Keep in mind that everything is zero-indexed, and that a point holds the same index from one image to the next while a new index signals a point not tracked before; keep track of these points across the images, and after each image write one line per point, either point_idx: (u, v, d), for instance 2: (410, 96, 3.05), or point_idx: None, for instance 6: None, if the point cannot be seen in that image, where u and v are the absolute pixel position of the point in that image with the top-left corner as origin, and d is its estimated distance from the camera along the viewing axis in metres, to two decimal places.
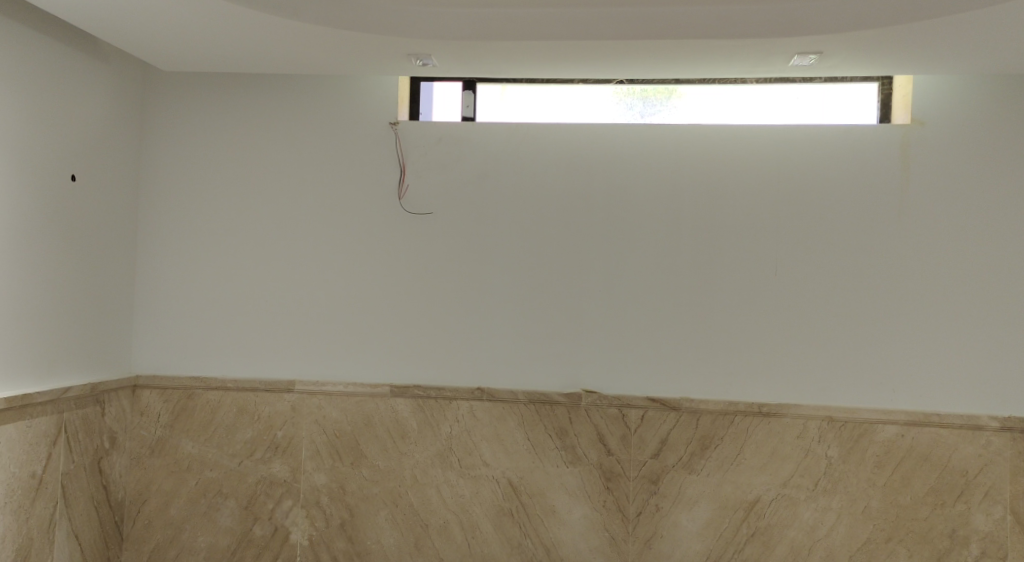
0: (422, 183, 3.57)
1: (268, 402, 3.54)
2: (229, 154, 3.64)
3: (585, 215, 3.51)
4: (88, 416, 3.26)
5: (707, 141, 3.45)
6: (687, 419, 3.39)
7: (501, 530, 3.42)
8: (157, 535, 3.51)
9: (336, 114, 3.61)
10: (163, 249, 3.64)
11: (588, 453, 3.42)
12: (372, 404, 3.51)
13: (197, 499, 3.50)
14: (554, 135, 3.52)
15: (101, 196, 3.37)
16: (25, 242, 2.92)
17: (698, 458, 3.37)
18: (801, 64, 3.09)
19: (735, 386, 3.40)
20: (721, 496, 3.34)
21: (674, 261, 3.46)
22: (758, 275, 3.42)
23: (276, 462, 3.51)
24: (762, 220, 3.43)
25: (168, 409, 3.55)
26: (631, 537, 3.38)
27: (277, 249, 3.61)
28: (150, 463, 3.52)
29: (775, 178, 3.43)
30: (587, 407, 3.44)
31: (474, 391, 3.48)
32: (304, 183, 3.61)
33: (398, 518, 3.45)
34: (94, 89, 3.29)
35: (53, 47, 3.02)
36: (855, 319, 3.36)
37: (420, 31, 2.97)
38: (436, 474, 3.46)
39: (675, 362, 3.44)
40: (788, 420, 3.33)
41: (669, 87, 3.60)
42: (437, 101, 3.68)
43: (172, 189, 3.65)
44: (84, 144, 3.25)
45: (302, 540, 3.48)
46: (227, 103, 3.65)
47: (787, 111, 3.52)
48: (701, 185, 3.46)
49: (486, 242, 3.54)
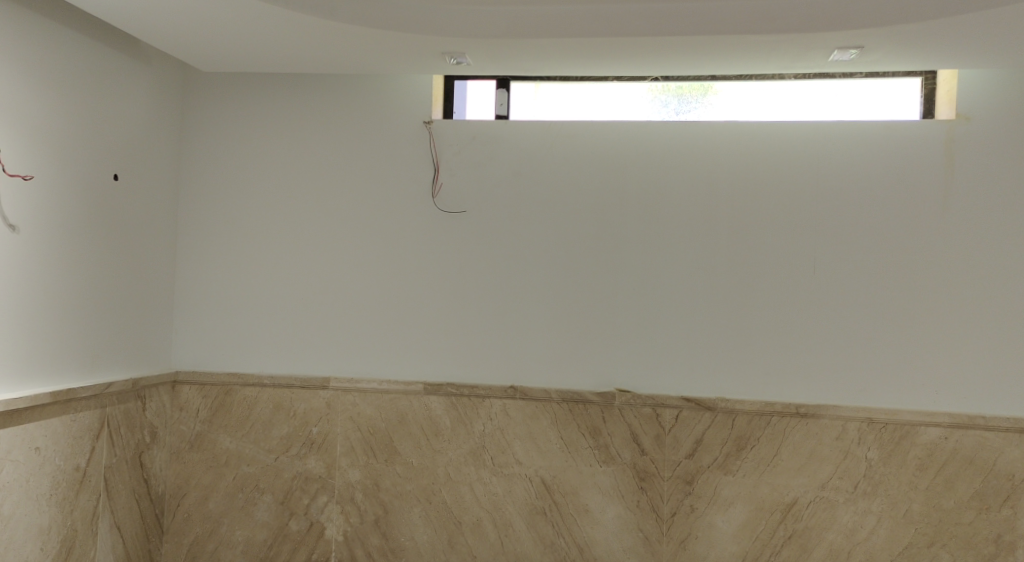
0: (456, 181, 3.58)
1: (304, 398, 3.57)
2: (265, 154, 3.69)
3: (619, 213, 3.49)
4: (129, 410, 3.32)
5: (743, 138, 3.41)
6: (723, 419, 3.35)
7: (534, 529, 3.42)
8: (195, 528, 3.56)
9: (371, 113, 3.64)
10: (202, 247, 3.70)
11: (621, 453, 3.39)
12: (406, 402, 3.53)
13: (234, 493, 3.55)
14: (588, 132, 3.51)
15: (142, 194, 3.43)
16: (69, 240, 2.98)
17: (733, 459, 3.33)
18: (842, 59, 3.03)
19: (772, 387, 3.36)
20: (757, 497, 3.30)
21: (710, 260, 3.43)
22: (796, 275, 3.37)
23: (312, 458, 3.54)
24: (801, 218, 3.37)
25: (207, 404, 3.60)
26: (665, 538, 3.35)
27: (313, 248, 3.64)
28: (189, 458, 3.58)
29: (813, 176, 3.37)
30: (621, 406, 3.41)
31: (508, 389, 3.47)
32: (339, 182, 3.64)
33: (432, 514, 3.47)
34: (136, 90, 3.35)
35: (96, 49, 3.09)
36: (896, 319, 3.29)
37: (454, 29, 2.98)
38: (469, 472, 3.46)
39: (711, 361, 3.41)
40: (827, 421, 3.28)
41: (705, 84, 3.56)
42: (470, 99, 3.69)
43: (211, 188, 3.71)
44: (125, 143, 3.31)
45: (337, 535, 3.51)
46: (264, 102, 3.69)
47: (826, 108, 3.47)
48: (737, 183, 3.42)
49: (519, 241, 3.54)
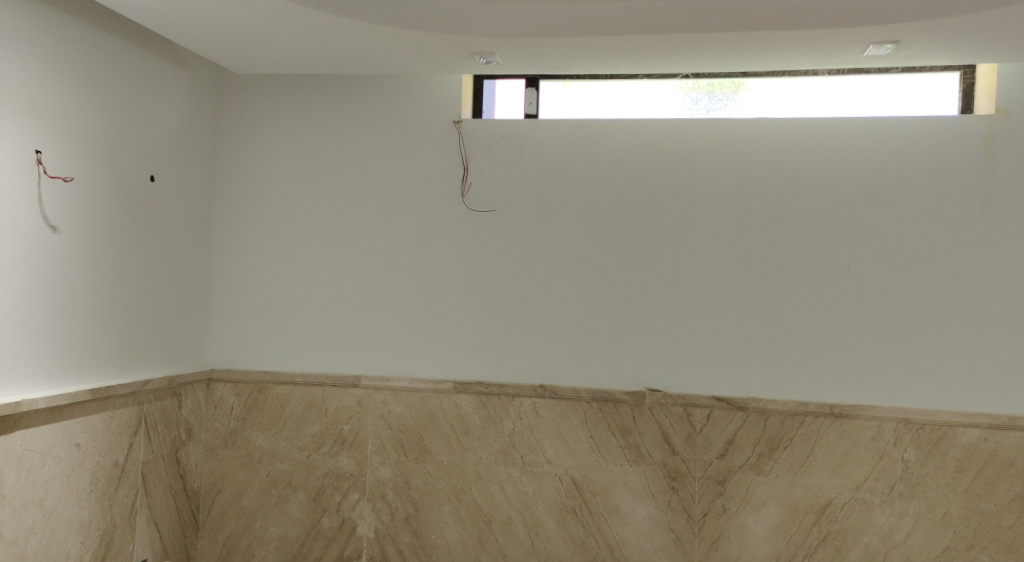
0: (486, 180, 3.59)
1: (335, 396, 3.61)
2: (296, 154, 3.73)
3: (650, 211, 3.47)
4: (166, 407, 3.37)
5: (775, 135, 3.38)
6: (755, 419, 3.32)
7: (565, 528, 3.41)
8: (230, 524, 3.61)
9: (401, 113, 3.66)
10: (235, 246, 3.75)
11: (652, 453, 3.38)
12: (436, 400, 3.54)
13: (268, 490, 3.60)
14: (618, 130, 3.50)
15: (177, 195, 3.49)
16: (107, 240, 3.04)
17: (766, 459, 3.29)
18: (877, 54, 2.99)
19: (805, 386, 3.32)
20: (791, 498, 3.26)
21: (742, 258, 3.40)
22: (830, 273, 3.32)
23: (343, 455, 3.58)
24: (834, 216, 3.33)
25: (241, 402, 3.65)
26: (697, 538, 3.33)
27: (344, 247, 3.68)
28: (224, 455, 3.63)
29: (848, 172, 3.33)
30: (651, 405, 3.40)
31: (537, 388, 3.47)
32: (370, 182, 3.67)
33: (462, 512, 3.48)
34: (171, 92, 3.41)
35: (132, 52, 3.14)
36: (933, 318, 3.23)
37: (484, 29, 2.98)
38: (499, 470, 3.47)
39: (742, 361, 3.38)
40: (862, 422, 3.23)
41: (736, 80, 3.53)
42: (500, 98, 3.70)
43: (244, 188, 3.75)
44: (162, 145, 3.37)
45: (369, 532, 3.54)
46: (295, 103, 3.73)
47: (860, 104, 3.43)
48: (770, 180, 3.39)
49: (548, 239, 3.54)
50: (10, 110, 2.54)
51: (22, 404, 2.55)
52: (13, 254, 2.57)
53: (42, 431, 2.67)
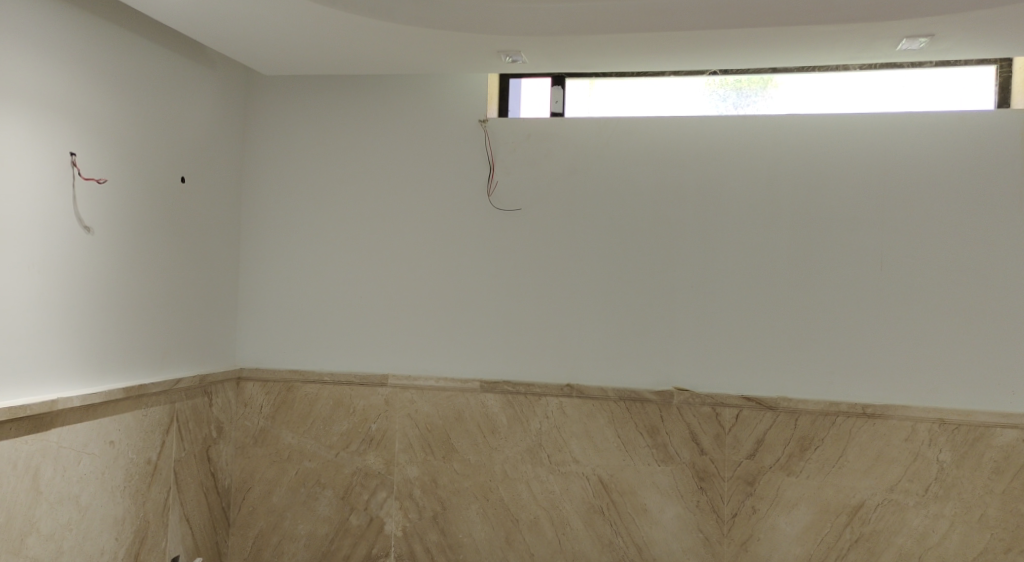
0: (512, 179, 3.59)
1: (363, 395, 3.63)
2: (323, 155, 3.76)
3: (677, 209, 3.45)
4: (197, 406, 3.41)
5: (805, 131, 3.34)
6: (785, 418, 3.28)
7: (592, 528, 3.40)
8: (260, 522, 3.65)
9: (427, 113, 3.67)
10: (264, 246, 3.79)
11: (680, 452, 3.35)
12: (463, 399, 3.55)
13: (297, 488, 3.63)
14: (645, 128, 3.48)
15: (207, 196, 3.53)
16: (140, 241, 3.09)
17: (797, 460, 3.25)
18: (910, 48, 2.94)
19: (836, 386, 3.27)
20: (823, 499, 3.22)
21: (771, 256, 3.36)
22: (861, 271, 3.28)
23: (371, 454, 3.59)
24: (866, 213, 3.28)
25: (270, 400, 3.69)
26: (726, 539, 3.30)
27: (370, 247, 3.69)
28: (253, 453, 3.67)
29: (879, 168, 3.28)
30: (679, 404, 3.37)
31: (564, 387, 3.46)
32: (396, 181, 3.69)
33: (489, 511, 3.48)
34: (201, 95, 3.45)
35: (163, 55, 3.18)
36: (969, 317, 3.17)
37: (510, 28, 2.98)
38: (526, 470, 3.46)
39: (772, 360, 3.34)
40: (895, 422, 3.18)
41: (765, 77, 3.50)
42: (525, 97, 3.70)
43: (272, 188, 3.79)
44: (192, 146, 3.41)
45: (396, 531, 3.55)
46: (322, 104, 3.76)
47: (892, 99, 3.38)
48: (800, 177, 3.35)
49: (574, 238, 3.53)
50: (46, 113, 2.58)
51: (58, 402, 2.59)
52: (49, 254, 2.62)
53: (77, 428, 2.71)
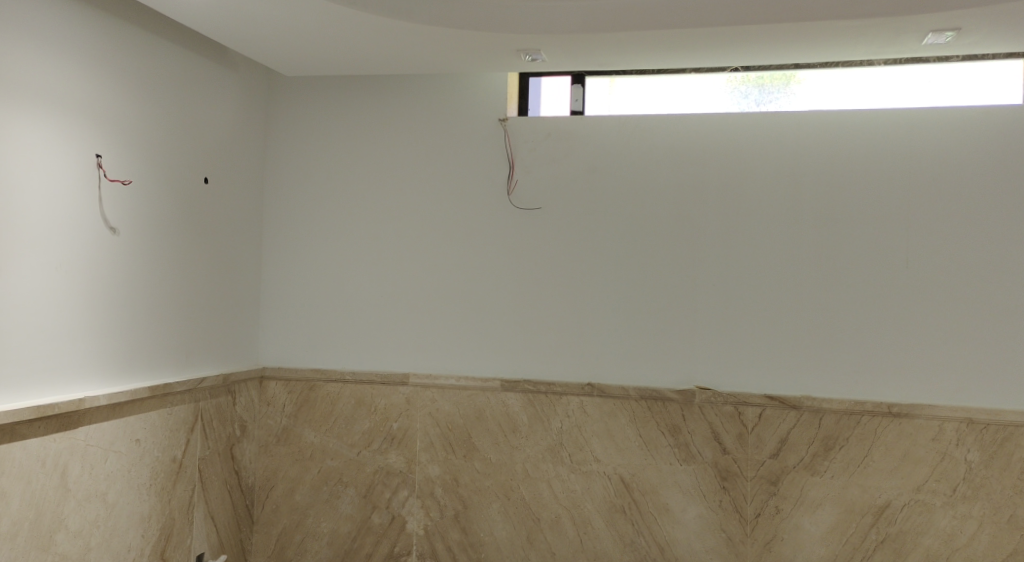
0: (532, 178, 3.59)
1: (384, 394, 3.64)
2: (344, 155, 3.78)
3: (698, 207, 3.43)
4: (221, 404, 3.45)
5: (829, 128, 3.31)
6: (809, 418, 3.25)
7: (614, 527, 3.39)
8: (283, 520, 3.68)
9: (447, 113, 3.68)
10: (286, 246, 3.81)
11: (702, 452, 3.34)
12: (484, 398, 3.55)
13: (319, 486, 3.65)
14: (666, 126, 3.47)
15: (229, 197, 3.56)
16: (164, 241, 3.12)
17: (821, 459, 3.22)
18: (936, 43, 2.90)
19: (861, 385, 3.24)
20: (847, 499, 3.19)
21: (795, 254, 3.33)
22: (887, 268, 3.24)
23: (392, 453, 3.61)
24: (891, 210, 3.24)
25: (293, 400, 3.72)
26: (750, 539, 3.28)
27: (391, 247, 3.71)
28: (277, 451, 3.70)
29: (904, 165, 3.24)
30: (701, 404, 3.36)
31: (585, 386, 3.45)
32: (416, 181, 3.70)
33: (511, 510, 3.48)
34: (223, 96, 3.48)
35: (186, 58, 3.21)
36: (997, 315, 3.13)
37: (530, 26, 2.97)
38: (547, 468, 3.46)
39: (796, 359, 3.31)
40: (921, 421, 3.14)
41: (788, 73, 3.46)
42: (545, 95, 3.70)
43: (294, 189, 3.82)
44: (215, 148, 3.44)
45: (418, 529, 3.57)
46: (343, 104, 3.78)
47: (917, 94, 3.33)
48: (823, 174, 3.32)
49: (595, 236, 3.52)
50: (72, 116, 2.62)
51: (85, 401, 2.63)
52: (76, 255, 2.66)
53: (104, 427, 2.74)
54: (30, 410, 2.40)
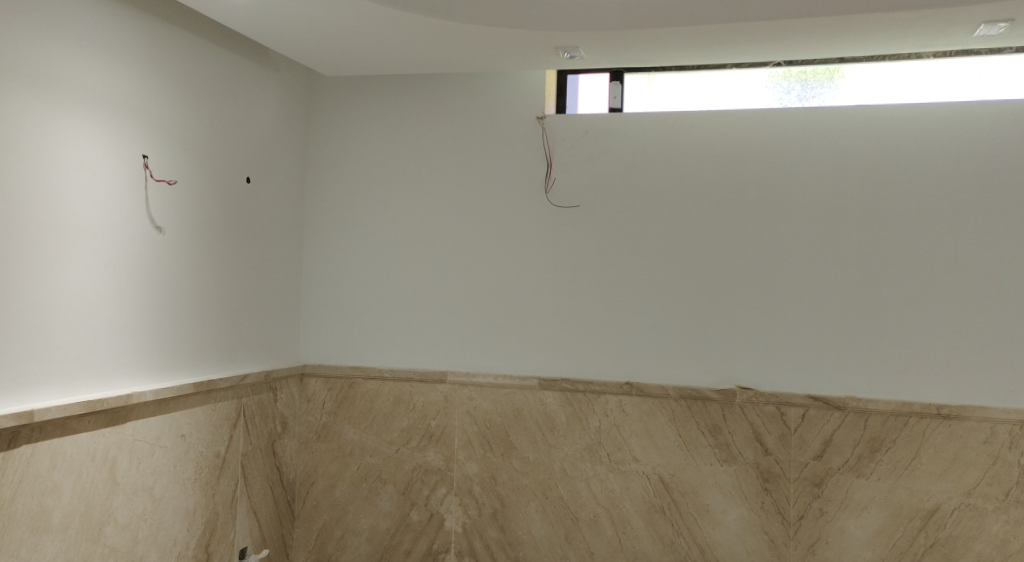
0: (569, 176, 3.57)
1: (422, 392, 3.66)
2: (382, 154, 3.80)
3: (738, 204, 3.39)
4: (263, 401, 3.49)
5: (873, 123, 3.25)
6: (854, 419, 3.19)
7: (653, 528, 3.36)
8: (323, 516, 3.72)
9: (484, 111, 3.68)
10: (326, 245, 3.86)
11: (743, 452, 3.29)
12: (521, 397, 3.55)
13: (359, 483, 3.68)
14: (706, 122, 3.43)
15: (270, 196, 3.61)
16: (207, 240, 3.17)
17: (866, 462, 3.16)
18: (988, 34, 2.82)
19: (909, 385, 3.16)
20: (895, 503, 3.12)
21: (839, 252, 3.27)
22: (935, 266, 3.16)
23: (431, 450, 3.63)
24: (940, 207, 3.16)
25: (332, 397, 3.76)
26: (793, 541, 3.22)
27: (429, 245, 3.73)
28: (317, 448, 3.74)
29: (953, 160, 3.16)
30: (742, 404, 3.31)
31: (624, 386, 3.43)
32: (453, 179, 3.71)
33: (549, 510, 3.47)
34: (264, 97, 3.53)
35: (229, 59, 3.26)
36: None
37: (568, 23, 2.95)
38: (586, 467, 3.44)
39: (840, 359, 3.25)
40: (972, 423, 3.06)
41: (831, 68, 3.40)
42: (583, 93, 3.68)
43: (332, 188, 3.86)
44: (256, 148, 3.49)
45: (456, 527, 3.58)
46: (381, 104, 3.81)
47: (969, 87, 3.23)
48: (868, 170, 3.25)
49: (633, 234, 3.49)
50: (120, 117, 2.67)
51: (132, 397, 2.67)
52: (123, 254, 2.71)
53: (150, 422, 2.79)
54: (80, 405, 2.45)
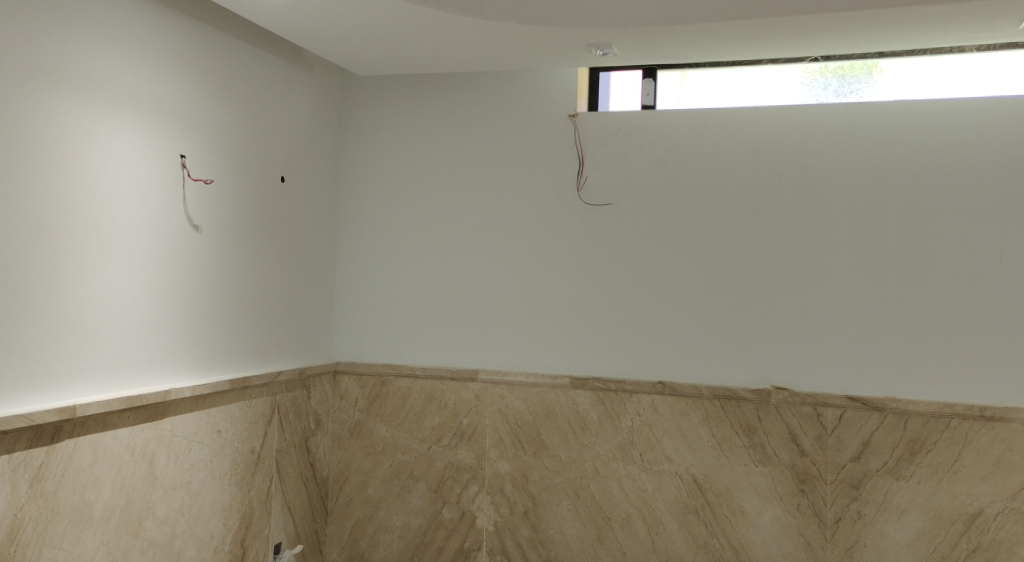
0: (601, 174, 3.56)
1: (453, 390, 3.67)
2: (414, 152, 3.82)
3: (774, 201, 3.34)
4: (297, 398, 3.52)
5: (914, 119, 3.18)
6: (893, 420, 3.13)
7: (687, 528, 3.33)
8: (356, 512, 3.74)
9: (516, 109, 3.68)
10: (358, 243, 3.88)
11: (779, 453, 3.25)
12: (553, 396, 3.54)
13: (391, 480, 3.70)
14: (740, 118, 3.39)
15: (304, 195, 3.64)
16: (243, 238, 3.21)
17: (906, 464, 3.10)
18: None
19: (951, 386, 3.09)
20: (935, 506, 3.05)
21: (878, 250, 3.21)
22: (978, 265, 3.08)
23: (462, 448, 3.63)
24: (984, 203, 3.09)
25: (365, 394, 3.78)
26: (830, 544, 3.17)
27: (460, 243, 3.73)
28: (350, 444, 3.77)
29: (997, 156, 3.08)
30: (777, 404, 3.26)
31: (656, 385, 3.41)
32: (485, 176, 3.71)
33: (581, 509, 3.46)
34: (299, 97, 3.57)
35: (264, 59, 3.30)
36: None
37: (600, 19, 2.93)
38: (618, 467, 3.43)
39: (879, 359, 3.19)
40: (1017, 427, 2.97)
41: (870, 62, 3.34)
42: (615, 90, 3.66)
43: (365, 187, 3.88)
44: (291, 147, 3.53)
45: (488, 525, 3.58)
46: (412, 102, 3.82)
47: (1014, 81, 3.16)
48: (908, 166, 3.18)
49: (666, 232, 3.46)
50: (158, 117, 2.71)
51: (170, 393, 2.70)
52: (161, 252, 2.75)
53: (188, 418, 2.83)
54: (120, 400, 2.49)
